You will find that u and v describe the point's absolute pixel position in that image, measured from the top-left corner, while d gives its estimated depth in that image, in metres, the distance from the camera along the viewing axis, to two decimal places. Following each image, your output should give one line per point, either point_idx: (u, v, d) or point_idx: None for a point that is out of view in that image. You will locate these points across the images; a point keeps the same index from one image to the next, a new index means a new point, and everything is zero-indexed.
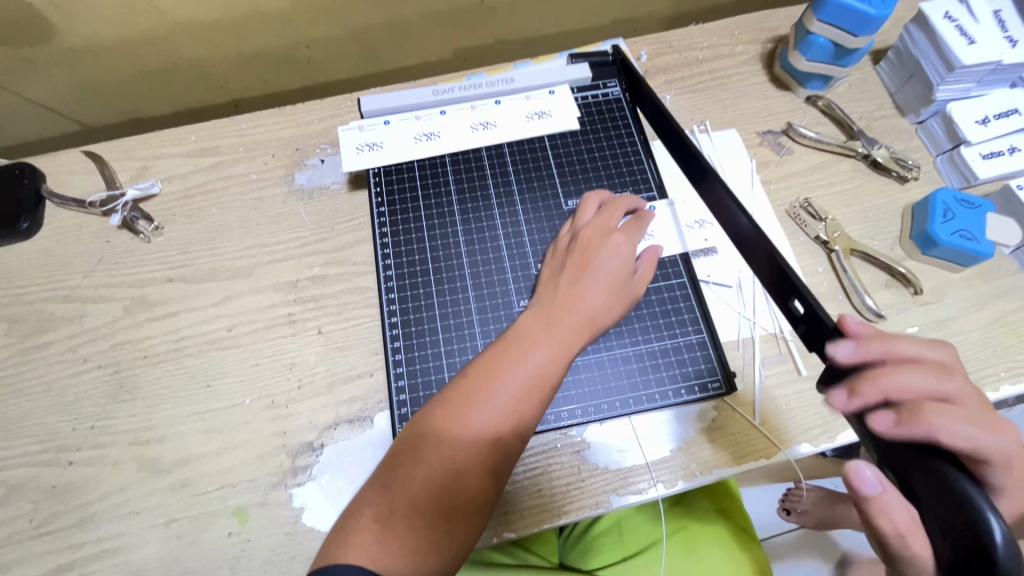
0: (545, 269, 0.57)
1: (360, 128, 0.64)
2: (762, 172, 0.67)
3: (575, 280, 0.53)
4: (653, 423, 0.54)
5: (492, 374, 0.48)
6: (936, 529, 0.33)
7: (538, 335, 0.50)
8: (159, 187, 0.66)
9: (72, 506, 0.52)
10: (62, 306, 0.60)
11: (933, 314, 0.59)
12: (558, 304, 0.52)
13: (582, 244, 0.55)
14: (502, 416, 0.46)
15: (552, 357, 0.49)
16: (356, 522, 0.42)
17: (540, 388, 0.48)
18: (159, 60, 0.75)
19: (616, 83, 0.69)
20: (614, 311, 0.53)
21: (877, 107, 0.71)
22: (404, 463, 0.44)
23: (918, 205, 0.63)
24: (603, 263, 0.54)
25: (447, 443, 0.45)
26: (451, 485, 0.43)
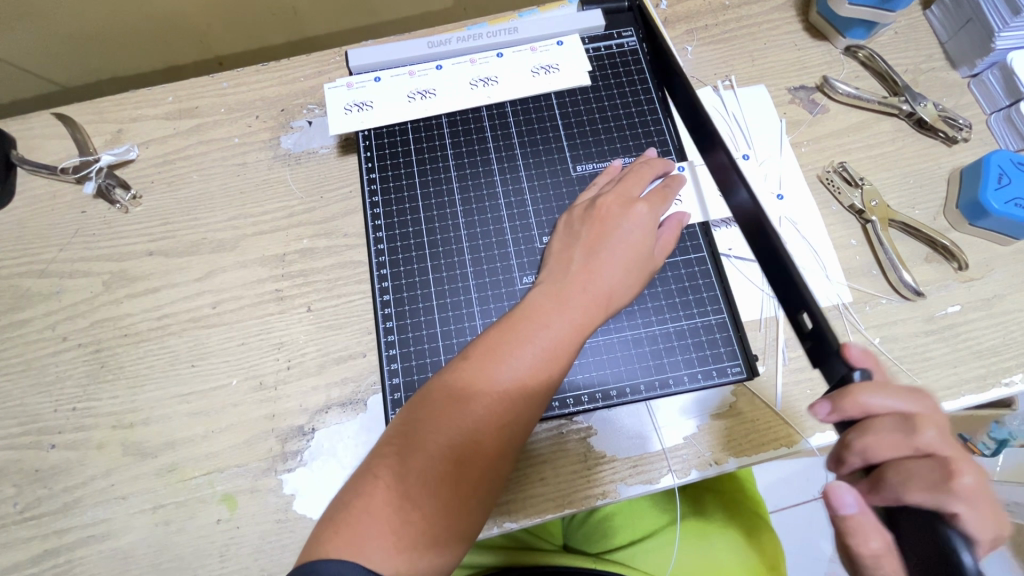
0: (555, 240, 0.52)
1: (349, 85, 0.58)
2: (793, 133, 0.60)
3: (590, 254, 0.48)
4: (664, 411, 0.51)
5: (500, 356, 0.43)
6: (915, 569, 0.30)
7: (549, 314, 0.45)
8: (136, 153, 0.61)
9: (56, 490, 0.50)
10: (39, 281, 0.57)
11: (977, 292, 0.54)
12: (571, 280, 0.47)
13: (599, 213, 0.50)
14: (509, 403, 0.42)
15: (565, 340, 0.45)
16: (347, 514, 0.38)
17: (550, 372, 0.44)
18: (132, 11, 0.69)
19: (633, 33, 0.62)
20: (631, 289, 0.48)
21: (926, 58, 0.63)
22: (399, 451, 0.40)
23: (967, 170, 0.56)
24: (621, 236, 0.48)
25: (448, 430, 0.41)
26: (452, 478, 0.39)
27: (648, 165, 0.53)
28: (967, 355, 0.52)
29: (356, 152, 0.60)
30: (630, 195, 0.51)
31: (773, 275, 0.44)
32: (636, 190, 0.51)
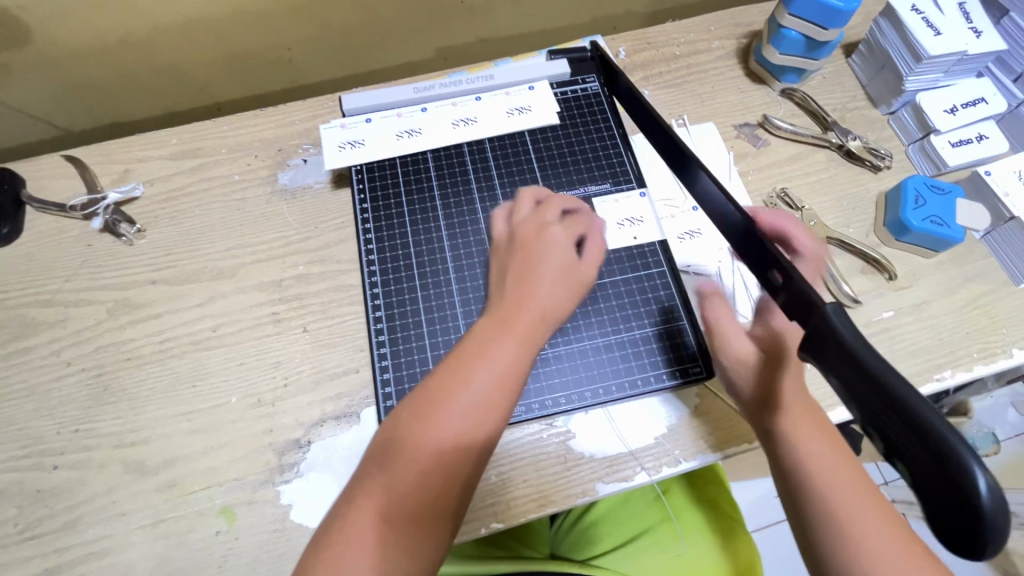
0: (496, 265, 0.55)
1: (343, 126, 0.65)
2: (740, 164, 0.68)
3: (528, 277, 0.51)
4: (639, 413, 0.55)
5: (451, 380, 0.45)
6: (939, 492, 0.29)
7: (495, 335, 0.47)
8: (141, 191, 0.66)
9: (57, 510, 0.51)
10: (44, 310, 0.60)
11: (908, 298, 0.61)
12: (509, 302, 0.50)
13: (526, 242, 0.54)
14: (464, 421, 0.44)
15: (506, 357, 0.47)
16: (339, 539, 0.41)
17: (506, 389, 0.46)
18: (139, 62, 0.75)
19: (595, 79, 0.70)
20: (565, 303, 0.51)
21: (851, 99, 0.72)
22: (373, 481, 0.43)
23: (891, 193, 0.64)
24: (556, 261, 0.52)
25: (409, 451, 0.43)
26: (424, 498, 0.42)
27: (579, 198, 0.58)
28: (903, 355, 0.58)
29: (349, 186, 0.65)
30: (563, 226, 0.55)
31: (752, 249, 0.47)
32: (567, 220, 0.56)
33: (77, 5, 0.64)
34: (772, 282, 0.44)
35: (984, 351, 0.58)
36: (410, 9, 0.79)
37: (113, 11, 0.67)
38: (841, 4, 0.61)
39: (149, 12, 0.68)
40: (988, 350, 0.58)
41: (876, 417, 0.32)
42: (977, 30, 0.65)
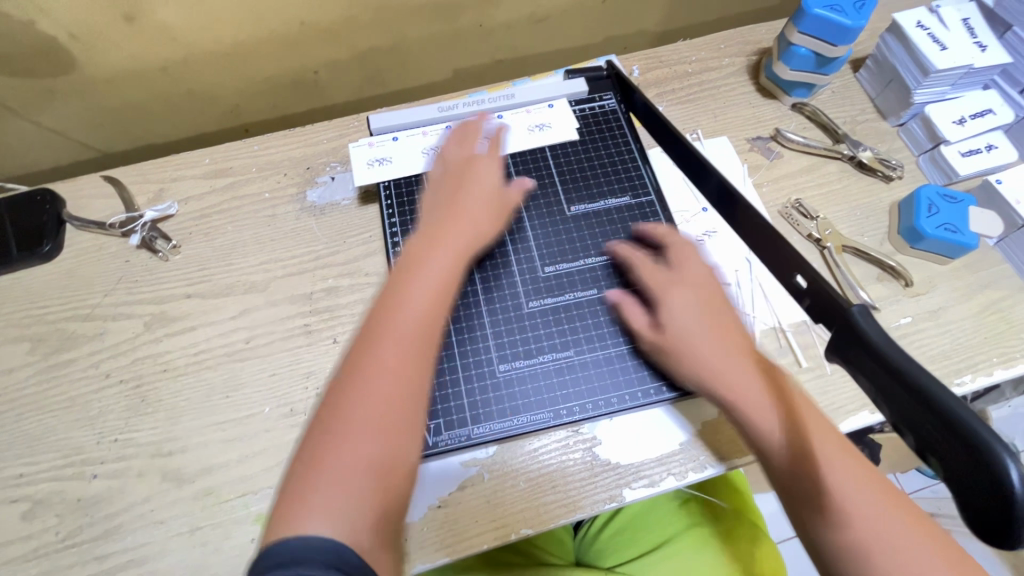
0: (427, 197, 0.58)
1: (370, 144, 0.67)
2: (754, 176, 0.70)
3: (457, 201, 0.56)
4: (666, 421, 0.56)
5: (397, 292, 0.47)
6: (964, 479, 0.30)
7: (427, 252, 0.50)
8: (176, 209, 0.68)
9: (97, 518, 0.53)
10: (84, 324, 0.62)
11: (924, 304, 0.62)
12: (443, 225, 0.54)
13: (455, 177, 0.59)
14: (420, 325, 0.45)
15: (448, 270, 0.50)
16: (314, 471, 0.39)
17: (444, 299, 0.48)
18: (173, 87, 0.78)
19: (612, 96, 0.72)
20: (494, 222, 0.57)
21: (860, 112, 0.74)
22: (336, 404, 0.42)
23: (903, 202, 0.66)
24: (475, 188, 0.58)
25: (365, 359, 0.43)
26: (393, 406, 0.42)
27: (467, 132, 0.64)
28: (923, 360, 0.59)
29: (376, 202, 0.68)
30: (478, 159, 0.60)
31: (773, 250, 0.48)
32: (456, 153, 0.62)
33: (118, 34, 0.68)
34: (796, 285, 0.45)
35: (1003, 355, 0.59)
36: (430, 32, 0.83)
37: (151, 39, 0.70)
38: (849, 21, 0.63)
39: (185, 39, 0.71)
40: (1007, 354, 0.59)
41: (908, 412, 0.33)
42: (982, 44, 0.67)
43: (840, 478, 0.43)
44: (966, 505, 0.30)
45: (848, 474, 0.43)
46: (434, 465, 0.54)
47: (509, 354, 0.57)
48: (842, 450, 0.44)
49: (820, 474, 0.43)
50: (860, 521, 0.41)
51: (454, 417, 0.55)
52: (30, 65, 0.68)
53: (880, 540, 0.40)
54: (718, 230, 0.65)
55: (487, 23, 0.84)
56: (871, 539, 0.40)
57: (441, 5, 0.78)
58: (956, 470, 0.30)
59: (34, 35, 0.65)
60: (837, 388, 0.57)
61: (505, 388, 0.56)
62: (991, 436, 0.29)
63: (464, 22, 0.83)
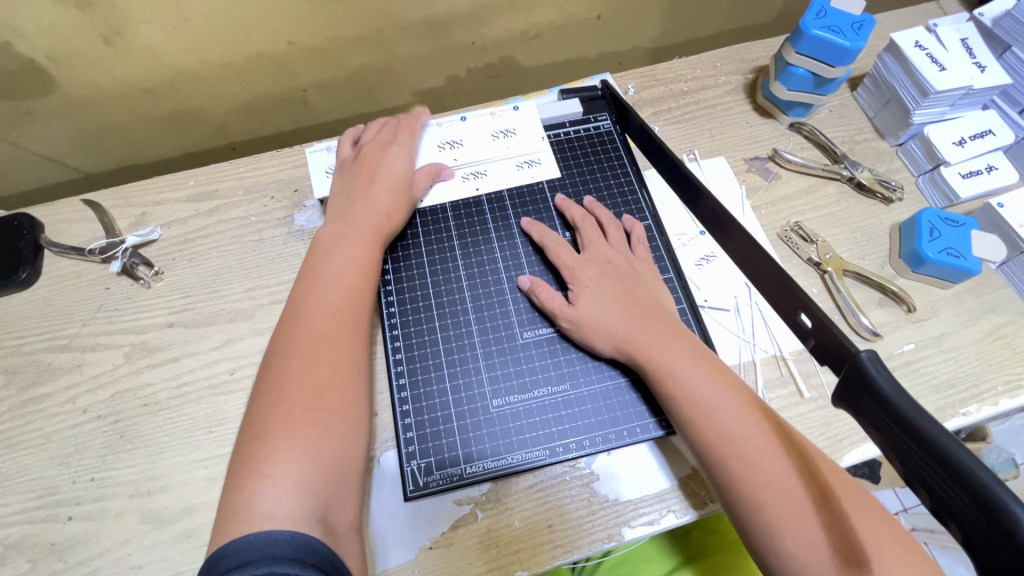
0: (335, 192, 0.61)
1: (327, 148, 0.68)
2: (752, 198, 0.69)
3: (370, 190, 0.59)
4: (650, 462, 0.54)
5: (312, 284, 0.52)
6: (982, 539, 0.28)
7: (341, 243, 0.55)
8: (159, 234, 0.66)
9: (71, 563, 0.50)
10: (61, 355, 0.60)
11: (927, 330, 0.61)
12: (357, 211, 0.58)
13: (364, 159, 0.62)
14: (338, 303, 0.51)
15: (369, 253, 0.56)
16: (260, 451, 0.43)
17: (361, 283, 0.53)
18: (158, 107, 0.76)
19: (607, 116, 0.71)
20: (403, 207, 0.60)
21: (858, 131, 0.73)
22: (269, 390, 0.46)
23: (904, 225, 0.65)
24: (385, 171, 0.61)
25: (292, 346, 0.48)
26: (322, 381, 0.47)
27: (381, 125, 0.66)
28: (927, 389, 0.57)
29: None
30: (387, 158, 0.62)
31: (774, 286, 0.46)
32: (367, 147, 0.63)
33: (100, 54, 0.66)
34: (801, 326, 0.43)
35: (1009, 383, 0.58)
36: (422, 50, 0.81)
37: (134, 60, 0.68)
38: (848, 42, 0.62)
39: (169, 59, 0.70)
40: (1012, 382, 0.58)
41: (917, 465, 0.31)
42: (981, 65, 0.66)
43: (741, 440, 0.46)
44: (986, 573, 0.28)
45: (791, 493, 0.44)
46: (424, 504, 0.52)
47: (503, 389, 0.55)
48: (741, 411, 0.48)
49: (722, 439, 0.47)
50: (761, 483, 0.45)
51: (446, 455, 0.53)
52: (9, 86, 0.67)
53: (779, 498, 0.44)
54: (714, 255, 0.64)
55: (480, 40, 0.83)
56: (768, 497, 0.44)
57: (432, 23, 0.77)
58: (978, 536, 0.28)
59: (12, 56, 0.63)
60: (841, 419, 0.55)
61: (499, 423, 0.54)
62: (1004, 492, 0.27)
63: (456, 39, 0.81)
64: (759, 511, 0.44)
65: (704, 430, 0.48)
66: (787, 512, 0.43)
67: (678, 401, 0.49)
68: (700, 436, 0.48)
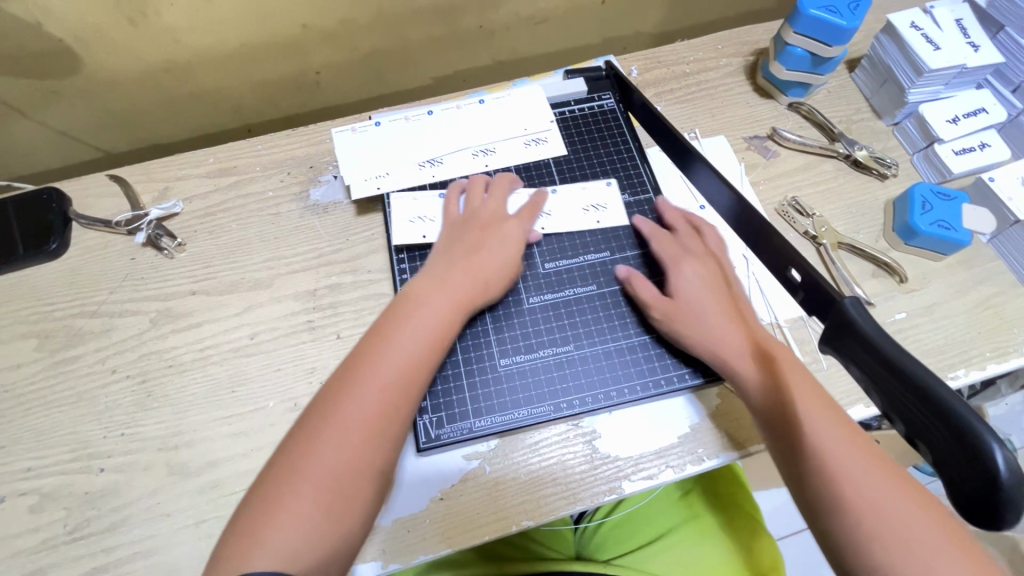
0: (438, 247, 0.59)
1: (353, 130, 0.68)
2: (751, 174, 0.71)
3: (469, 255, 0.57)
4: (653, 420, 0.57)
5: (384, 341, 0.49)
6: (955, 464, 0.31)
7: (430, 294, 0.53)
8: (181, 207, 0.69)
9: (104, 510, 0.54)
10: (91, 320, 0.63)
11: (919, 300, 0.63)
12: (451, 278, 0.55)
13: (479, 220, 0.60)
14: (401, 377, 0.48)
15: (447, 325, 0.52)
16: (274, 499, 0.42)
17: (440, 345, 0.51)
18: (178, 88, 0.79)
19: (610, 95, 0.74)
20: (507, 275, 0.58)
21: (855, 111, 0.75)
22: (314, 431, 0.45)
23: (898, 200, 0.67)
24: (493, 237, 0.59)
25: (341, 401, 0.46)
26: (352, 454, 0.44)
27: (500, 181, 0.64)
28: (918, 355, 0.60)
29: (378, 211, 0.68)
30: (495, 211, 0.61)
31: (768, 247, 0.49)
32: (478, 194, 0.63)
33: (124, 35, 0.69)
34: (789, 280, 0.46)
35: (997, 350, 0.60)
36: (432, 33, 0.84)
37: (157, 41, 0.71)
38: (844, 22, 0.64)
39: (190, 41, 0.72)
40: (1000, 349, 0.60)
41: (899, 399, 0.34)
42: (975, 44, 0.68)
43: (815, 426, 0.46)
44: (957, 498, 0.31)
45: (866, 478, 0.43)
46: (435, 458, 0.55)
47: (510, 348, 0.58)
48: (822, 398, 0.49)
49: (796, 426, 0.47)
50: (847, 458, 0.44)
51: (456, 410, 0.56)
52: (38, 66, 0.70)
53: (862, 474, 0.43)
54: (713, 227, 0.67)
55: (488, 24, 0.85)
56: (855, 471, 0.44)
57: (442, 6, 0.79)
58: (948, 461, 0.31)
59: (43, 36, 0.66)
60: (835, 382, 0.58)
61: (507, 380, 0.57)
62: (978, 422, 0.31)
63: (465, 23, 0.84)
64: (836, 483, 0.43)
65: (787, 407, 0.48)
66: (862, 496, 0.42)
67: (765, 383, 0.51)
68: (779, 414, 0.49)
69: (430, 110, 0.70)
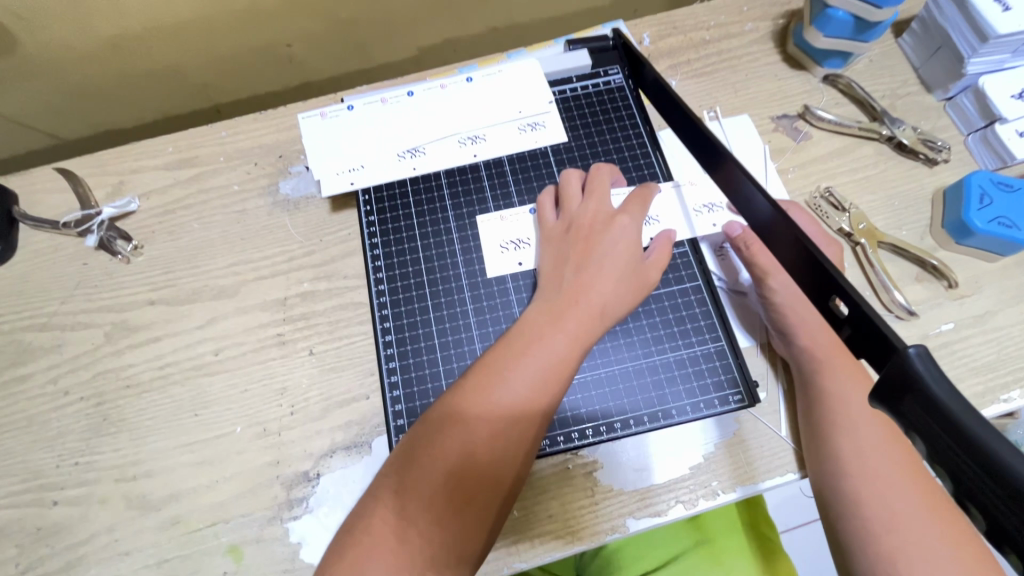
0: (543, 262, 0.52)
1: (322, 115, 0.61)
2: (778, 160, 0.62)
3: (581, 272, 0.48)
4: (661, 451, 0.51)
5: (490, 379, 0.43)
6: None
7: (541, 327, 0.46)
8: (137, 204, 0.62)
9: (59, 549, 0.49)
10: (40, 335, 0.57)
11: (970, 308, 0.55)
12: (565, 300, 0.47)
13: (583, 232, 0.51)
14: (507, 425, 0.42)
15: (566, 356, 0.45)
16: (350, 549, 0.38)
17: (552, 386, 0.44)
18: (133, 66, 0.71)
19: (618, 70, 0.65)
20: (625, 299, 0.49)
21: (901, 84, 0.66)
22: (398, 479, 0.40)
23: (950, 190, 0.58)
24: (610, 250, 0.49)
25: (442, 448, 0.41)
26: (455, 508, 0.39)
27: (598, 176, 0.55)
28: (965, 372, 0.53)
29: (354, 207, 0.61)
30: (605, 214, 0.52)
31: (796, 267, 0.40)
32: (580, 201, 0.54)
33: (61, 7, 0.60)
34: (833, 312, 0.36)
35: None
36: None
37: (99, 13, 0.62)
38: None
39: (138, 12, 0.63)
40: None
41: (973, 485, 0.25)
42: None
43: (873, 469, 0.44)
44: None
45: (907, 527, 0.41)
46: None
47: None
48: (892, 453, 0.44)
49: (850, 462, 0.44)
50: (890, 517, 0.41)
51: None
52: None
53: (895, 531, 0.41)
54: None
55: None
56: (891, 529, 0.41)
57: None
58: None
59: None
60: None
61: None
62: None
63: None
64: (861, 533, 0.42)
65: (842, 455, 0.45)
66: (900, 547, 0.40)
67: (832, 428, 0.46)
68: (832, 461, 0.45)
69: (411, 90, 0.62)
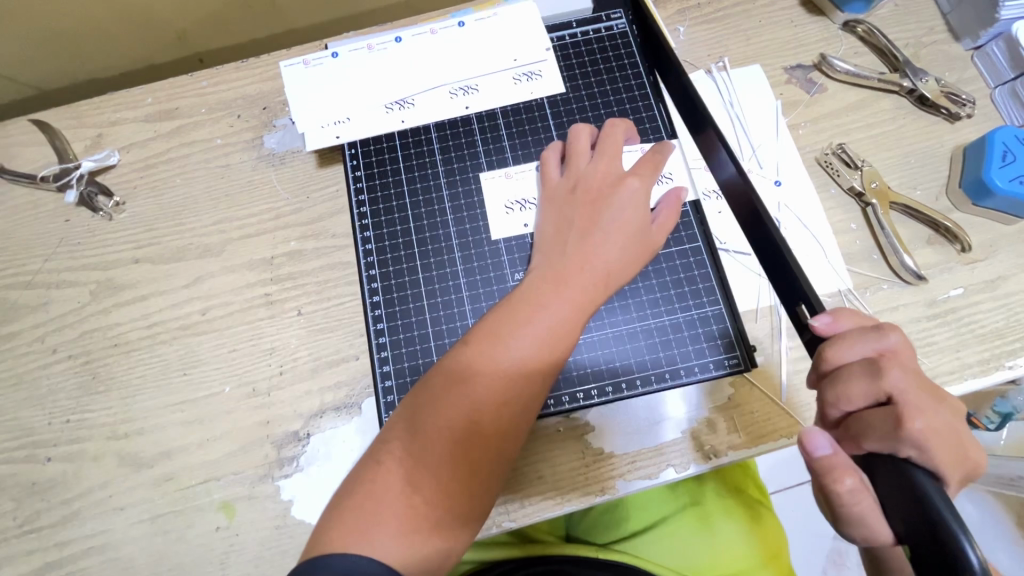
0: (545, 225, 0.49)
1: (305, 62, 0.57)
2: (790, 114, 0.59)
3: (587, 236, 0.46)
4: (649, 421, 0.50)
5: (494, 345, 0.42)
6: None
7: (544, 293, 0.44)
8: (117, 158, 0.60)
9: (54, 503, 0.50)
10: (26, 293, 0.56)
11: (981, 273, 0.53)
12: (569, 266, 0.45)
13: (590, 193, 0.48)
14: (510, 390, 0.41)
15: (570, 323, 0.43)
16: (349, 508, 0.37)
17: (554, 354, 0.42)
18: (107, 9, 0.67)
19: (622, 14, 0.61)
20: (630, 266, 0.47)
21: (928, 31, 0.61)
22: (397, 443, 0.39)
23: (971, 147, 0.55)
24: (618, 213, 0.47)
25: (446, 414, 0.40)
26: (460, 474, 0.39)
27: (610, 135, 0.52)
28: (970, 339, 0.51)
29: (340, 162, 0.58)
30: (611, 175, 0.49)
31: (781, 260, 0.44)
32: (586, 161, 0.51)
33: None
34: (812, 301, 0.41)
35: None
36: None
37: None
38: None
39: None
40: None
41: None
42: None
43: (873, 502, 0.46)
44: None
45: None
46: None
47: None
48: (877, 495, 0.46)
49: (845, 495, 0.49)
50: None
51: None
52: None
53: None
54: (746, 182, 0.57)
55: None
56: None
57: None
58: None
59: None
60: None
61: None
62: None
63: None
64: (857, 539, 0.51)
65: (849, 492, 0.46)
66: None
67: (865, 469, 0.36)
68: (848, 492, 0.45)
69: (399, 35, 0.58)
